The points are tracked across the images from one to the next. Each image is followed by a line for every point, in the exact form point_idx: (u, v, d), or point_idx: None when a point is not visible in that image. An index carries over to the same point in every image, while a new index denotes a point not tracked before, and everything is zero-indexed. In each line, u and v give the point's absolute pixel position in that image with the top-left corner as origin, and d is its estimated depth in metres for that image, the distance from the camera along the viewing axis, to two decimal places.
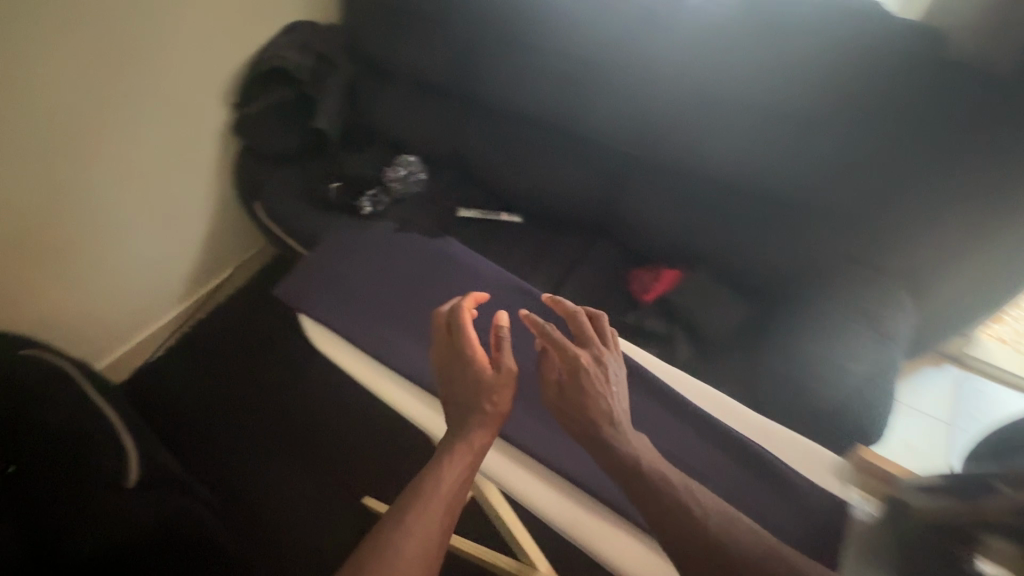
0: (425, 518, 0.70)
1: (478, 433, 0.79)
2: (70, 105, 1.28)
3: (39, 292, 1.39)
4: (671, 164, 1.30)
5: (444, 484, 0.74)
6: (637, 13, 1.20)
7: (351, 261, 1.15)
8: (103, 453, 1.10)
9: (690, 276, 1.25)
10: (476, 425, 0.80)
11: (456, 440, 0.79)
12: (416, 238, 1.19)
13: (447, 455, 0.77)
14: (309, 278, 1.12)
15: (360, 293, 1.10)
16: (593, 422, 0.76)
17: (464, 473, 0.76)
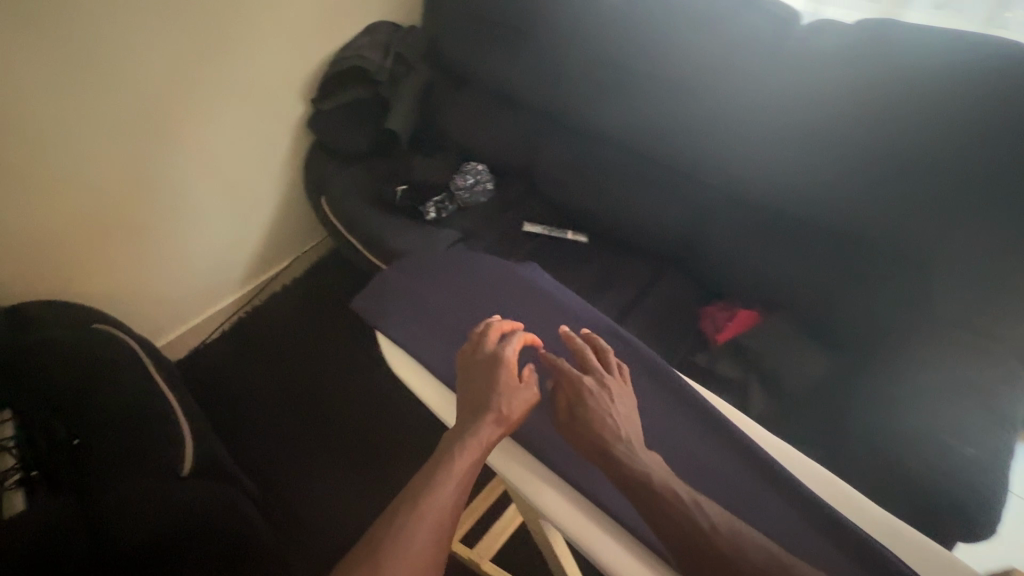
0: (429, 519, 0.70)
1: (485, 433, 0.77)
2: (157, 91, 1.33)
3: (112, 268, 1.44)
4: (758, 197, 1.24)
5: (448, 482, 0.73)
6: (733, 38, 1.16)
7: (425, 280, 1.06)
8: (160, 438, 1.13)
9: (769, 320, 1.18)
10: (485, 424, 0.78)
11: (464, 439, 0.76)
12: (496, 260, 1.08)
13: (453, 454, 0.75)
14: (385, 295, 1.04)
15: (436, 314, 1.01)
16: (603, 438, 0.75)
17: (469, 472, 0.75)
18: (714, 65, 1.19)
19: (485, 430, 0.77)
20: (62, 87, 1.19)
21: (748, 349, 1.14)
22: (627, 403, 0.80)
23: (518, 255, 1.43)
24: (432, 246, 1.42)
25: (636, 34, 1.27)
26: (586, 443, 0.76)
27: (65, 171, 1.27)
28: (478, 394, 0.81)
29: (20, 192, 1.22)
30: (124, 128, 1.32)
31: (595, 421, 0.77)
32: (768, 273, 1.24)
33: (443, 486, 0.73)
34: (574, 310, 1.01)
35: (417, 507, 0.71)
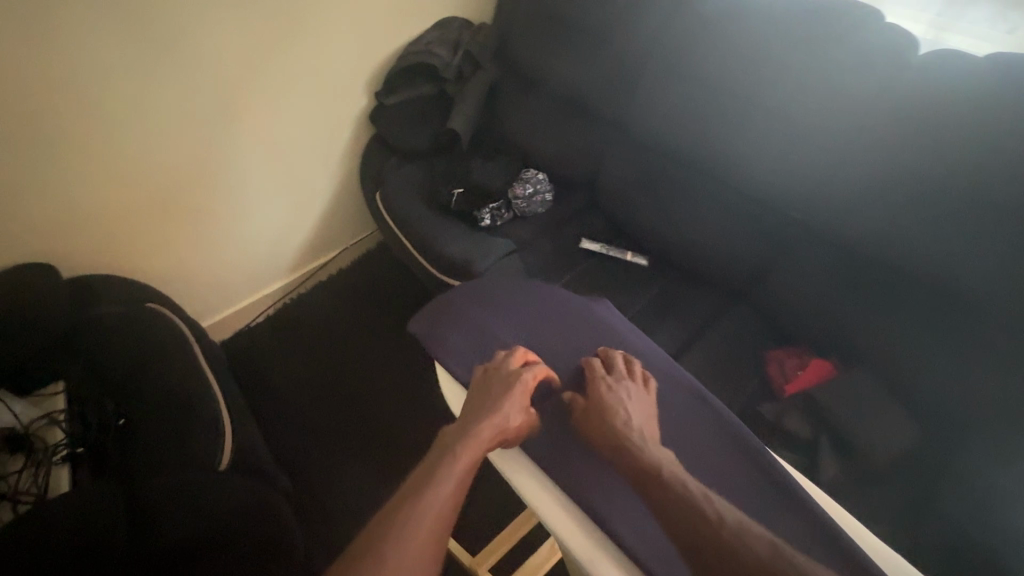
0: (426, 517, 0.67)
1: (486, 430, 0.76)
2: (232, 78, 1.34)
3: (168, 249, 1.46)
4: (847, 239, 1.13)
5: (446, 479, 0.71)
6: (833, 65, 1.07)
7: (492, 307, 0.99)
8: (202, 431, 1.15)
9: (846, 374, 1.09)
10: (488, 423, 0.76)
11: (465, 438, 0.74)
12: (569, 296, 1.03)
13: (452, 449, 0.74)
14: (446, 317, 0.98)
15: (497, 340, 0.94)
16: (614, 429, 0.76)
17: (468, 469, 0.72)
18: (811, 91, 1.10)
19: (486, 426, 0.76)
20: (136, 67, 1.20)
21: (825, 407, 1.04)
22: (641, 405, 0.81)
23: (573, 272, 1.38)
24: (486, 255, 1.38)
25: (725, 52, 1.19)
26: (598, 431, 0.77)
27: (132, 154, 1.28)
28: (485, 397, 0.80)
29: (89, 169, 1.24)
30: (192, 111, 1.32)
31: (606, 415, 0.78)
32: (848, 322, 1.13)
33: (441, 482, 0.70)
34: (650, 359, 0.94)
35: (415, 501, 0.68)
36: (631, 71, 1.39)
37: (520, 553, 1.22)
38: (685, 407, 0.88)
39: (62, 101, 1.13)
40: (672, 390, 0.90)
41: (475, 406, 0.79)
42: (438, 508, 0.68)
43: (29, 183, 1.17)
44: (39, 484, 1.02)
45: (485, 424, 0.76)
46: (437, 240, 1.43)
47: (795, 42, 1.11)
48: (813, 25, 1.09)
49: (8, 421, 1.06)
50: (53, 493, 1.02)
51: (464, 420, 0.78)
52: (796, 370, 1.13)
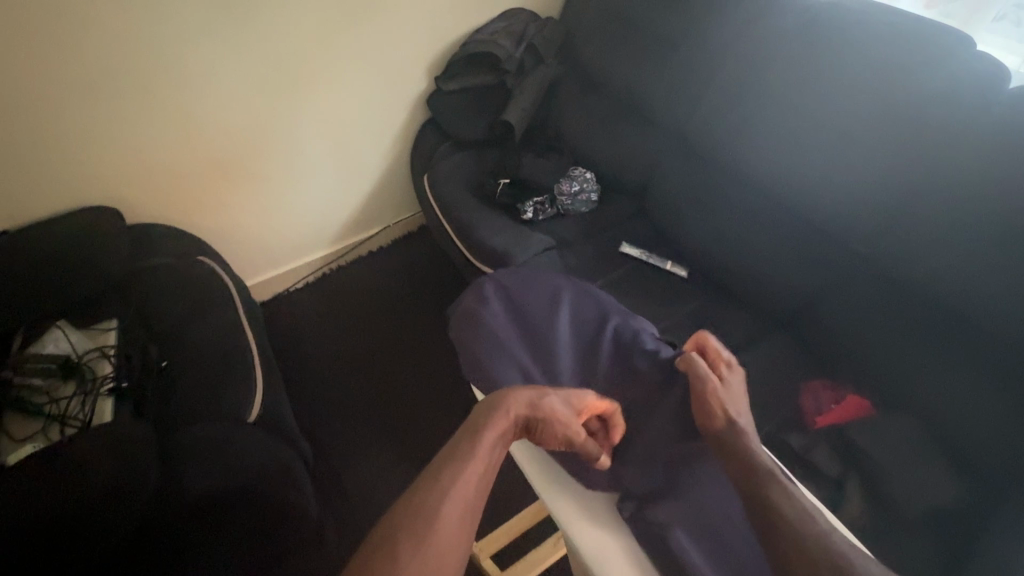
0: (452, 494, 0.61)
1: (527, 408, 0.71)
2: (302, 53, 1.40)
3: (223, 209, 1.53)
4: (906, 276, 1.08)
5: (477, 456, 0.65)
6: (905, 93, 1.03)
7: (525, 308, 0.96)
8: (235, 385, 1.20)
9: (886, 415, 1.04)
10: (534, 407, 0.71)
11: (508, 411, 0.70)
12: (605, 302, 0.99)
13: (493, 412, 0.69)
14: (476, 312, 0.94)
15: (526, 346, 0.92)
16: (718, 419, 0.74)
17: (497, 447, 0.67)
18: (883, 117, 1.06)
19: (526, 403, 0.71)
20: (218, 31, 1.26)
21: (857, 444, 0.99)
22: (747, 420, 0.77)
23: (610, 276, 1.36)
24: (526, 248, 1.38)
25: (795, 69, 1.17)
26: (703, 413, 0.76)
27: (200, 113, 1.35)
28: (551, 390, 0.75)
29: (160, 123, 1.31)
30: (261, 79, 1.38)
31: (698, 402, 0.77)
32: (897, 360, 1.08)
33: (472, 458, 0.64)
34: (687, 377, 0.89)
35: (452, 470, 0.63)
36: (695, 79, 1.37)
37: (521, 548, 1.23)
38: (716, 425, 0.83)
39: (145, 54, 1.21)
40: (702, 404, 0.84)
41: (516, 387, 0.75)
42: (466, 486, 0.62)
43: (106, 131, 1.25)
44: (86, 412, 1.08)
45: (523, 397, 0.71)
46: (479, 228, 1.44)
47: (875, 64, 1.07)
48: (894, 50, 1.05)
49: (65, 350, 1.15)
50: (96, 421, 1.08)
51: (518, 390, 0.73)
52: (831, 404, 1.09)
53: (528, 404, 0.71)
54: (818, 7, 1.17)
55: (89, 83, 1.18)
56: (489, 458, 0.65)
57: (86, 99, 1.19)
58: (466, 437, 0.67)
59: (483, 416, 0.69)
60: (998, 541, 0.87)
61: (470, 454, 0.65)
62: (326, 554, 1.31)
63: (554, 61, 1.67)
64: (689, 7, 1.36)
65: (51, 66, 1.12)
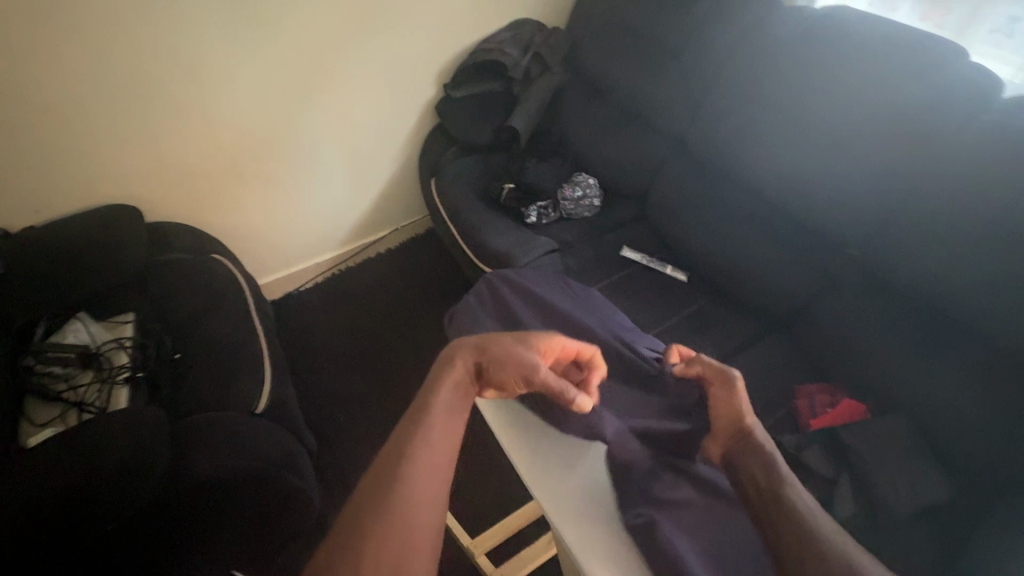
0: (417, 456, 0.59)
1: (474, 351, 0.70)
2: (317, 61, 1.46)
3: (237, 209, 1.59)
4: (902, 281, 1.09)
5: (434, 411, 0.63)
6: (900, 103, 1.06)
7: (522, 305, 0.98)
8: (244, 376, 1.24)
9: (880, 418, 1.05)
10: (485, 352, 0.69)
11: (461, 364, 0.68)
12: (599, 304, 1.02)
13: (448, 368, 0.68)
14: (471, 309, 0.96)
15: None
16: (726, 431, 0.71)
17: (457, 398, 0.66)
18: (878, 126, 1.09)
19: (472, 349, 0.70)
20: (237, 39, 1.32)
21: (849, 446, 1.01)
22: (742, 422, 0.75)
23: (611, 279, 1.39)
24: (528, 250, 1.42)
25: (793, 79, 1.20)
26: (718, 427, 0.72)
27: (219, 117, 1.41)
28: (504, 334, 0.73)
29: (180, 125, 1.37)
30: (278, 85, 1.44)
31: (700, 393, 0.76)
32: (892, 365, 1.10)
33: (429, 416, 0.63)
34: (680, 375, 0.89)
35: (413, 428, 0.61)
36: (697, 87, 1.41)
37: (518, 543, 1.25)
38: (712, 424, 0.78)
39: (169, 59, 1.27)
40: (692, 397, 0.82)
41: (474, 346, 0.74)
42: (427, 446, 0.60)
43: (129, 132, 1.31)
44: (102, 399, 1.13)
45: (472, 344, 0.70)
46: (483, 230, 1.48)
47: (870, 75, 1.09)
48: (888, 61, 1.07)
49: (85, 340, 1.20)
50: (112, 408, 1.12)
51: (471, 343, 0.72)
52: (825, 407, 1.11)
53: (473, 351, 0.70)
54: (815, 20, 1.20)
55: (116, 86, 1.24)
56: (448, 409, 0.64)
57: (112, 102, 1.26)
58: (422, 397, 0.65)
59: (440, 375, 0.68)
60: (989, 543, 0.88)
61: (427, 409, 0.63)
62: None
63: (560, 70, 1.71)
64: (690, 19, 1.40)
65: (81, 69, 1.18)
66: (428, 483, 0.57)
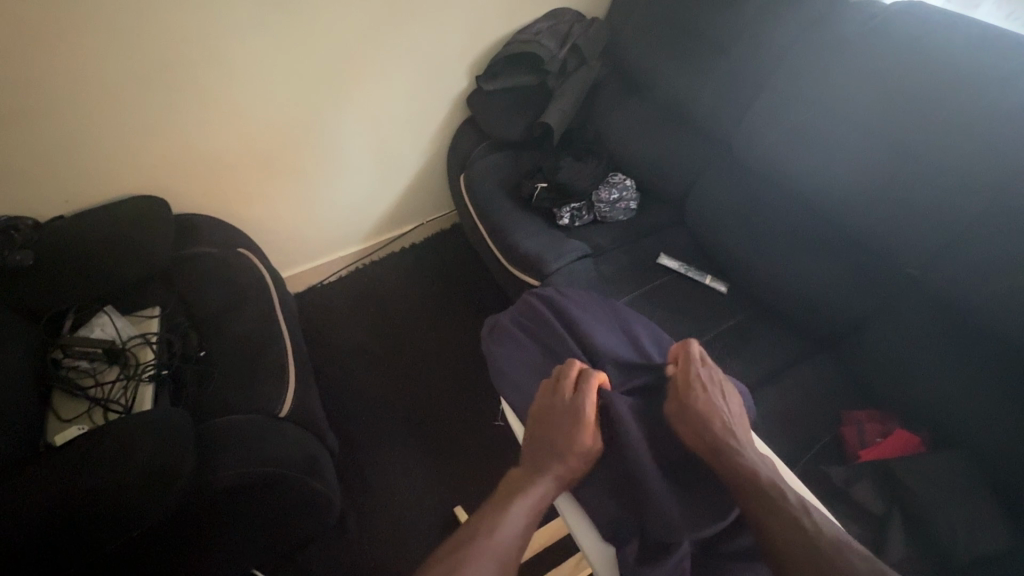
0: (501, 533, 0.66)
1: (580, 453, 0.75)
2: (346, 52, 1.41)
3: (263, 201, 1.56)
4: (967, 311, 1.01)
5: (531, 492, 0.71)
6: (980, 112, 0.95)
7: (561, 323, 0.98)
8: (268, 377, 1.22)
9: (935, 453, 0.98)
10: (573, 456, 0.75)
11: (548, 465, 0.74)
12: (638, 324, 1.01)
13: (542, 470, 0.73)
14: (510, 326, 0.98)
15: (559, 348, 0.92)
16: (706, 429, 0.76)
17: (545, 497, 0.72)
18: (948, 139, 0.99)
19: (579, 449, 0.75)
20: (263, 31, 1.28)
21: (902, 482, 0.95)
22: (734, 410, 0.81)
23: (646, 288, 1.33)
24: (560, 255, 1.36)
25: (856, 81, 1.11)
26: (692, 431, 0.77)
27: (247, 109, 1.38)
28: (562, 418, 0.77)
29: (208, 117, 1.34)
30: (305, 76, 1.39)
31: (702, 417, 0.78)
32: (949, 394, 1.03)
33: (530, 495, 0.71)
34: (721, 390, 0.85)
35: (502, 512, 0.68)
36: (747, 86, 1.32)
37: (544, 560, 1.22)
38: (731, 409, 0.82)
39: (195, 49, 1.23)
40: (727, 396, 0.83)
41: (559, 407, 0.78)
42: (520, 520, 0.68)
43: (159, 125, 1.29)
44: (127, 398, 1.13)
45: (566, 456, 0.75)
46: (513, 232, 1.43)
47: (945, 80, 0.99)
48: (966, 67, 0.96)
49: (111, 335, 1.21)
50: (136, 408, 1.12)
51: (556, 440, 0.76)
52: (875, 438, 1.04)
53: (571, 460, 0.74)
54: (885, 16, 1.09)
55: (145, 79, 1.21)
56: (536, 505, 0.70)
57: (142, 92, 1.23)
58: (519, 485, 0.72)
59: (537, 455, 0.75)
60: None
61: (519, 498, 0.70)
62: (348, 547, 1.33)
63: (598, 62, 1.63)
64: (744, 13, 1.30)
65: (109, 59, 1.15)
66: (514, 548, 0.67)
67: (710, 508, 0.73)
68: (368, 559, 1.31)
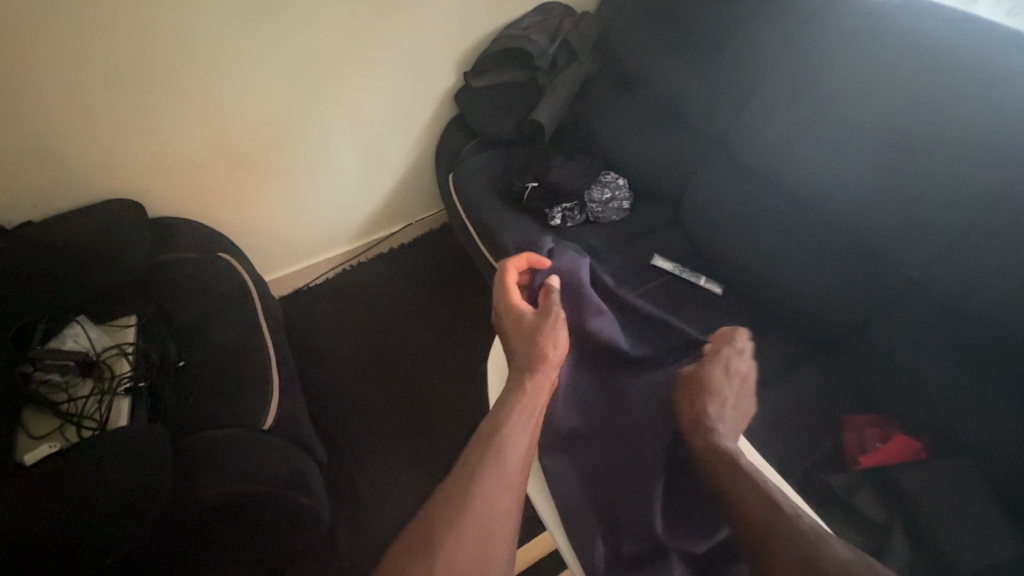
0: (500, 463, 0.70)
1: (549, 341, 0.82)
2: (330, 48, 1.36)
3: (245, 204, 1.51)
4: (965, 314, 1.00)
5: (519, 410, 0.75)
6: (978, 111, 0.93)
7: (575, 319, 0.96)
8: (251, 388, 1.18)
9: (936, 459, 0.97)
10: (545, 364, 0.80)
11: (525, 379, 0.79)
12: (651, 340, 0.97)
13: (523, 384, 0.78)
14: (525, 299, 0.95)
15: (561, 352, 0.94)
16: (705, 403, 0.78)
17: (534, 409, 0.76)
18: (945, 139, 0.97)
19: (551, 341, 0.82)
20: (242, 26, 1.23)
21: (899, 486, 0.95)
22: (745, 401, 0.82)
23: (641, 290, 1.31)
24: (552, 257, 1.33)
25: (851, 79, 1.09)
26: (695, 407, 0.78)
27: (224, 107, 1.32)
28: (525, 336, 0.84)
29: (184, 117, 1.28)
30: (286, 74, 1.35)
31: (706, 393, 0.79)
32: (948, 393, 1.02)
33: (519, 414, 0.75)
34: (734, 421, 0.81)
35: (496, 440, 0.71)
36: (740, 82, 1.29)
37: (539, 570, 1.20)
38: (745, 403, 0.82)
39: (170, 46, 1.18)
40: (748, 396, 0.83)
41: (517, 326, 0.87)
42: (518, 441, 0.72)
43: (134, 125, 1.24)
44: (102, 414, 1.08)
45: (541, 362, 0.80)
46: (504, 234, 1.39)
47: (943, 78, 0.97)
48: (968, 64, 0.94)
49: (84, 346, 1.15)
50: (111, 424, 1.07)
51: (523, 352, 0.83)
52: (875, 441, 1.03)
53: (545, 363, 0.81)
54: (882, 11, 1.06)
55: (116, 77, 1.16)
56: (528, 422, 0.75)
57: (114, 91, 1.17)
58: (507, 409, 0.75)
59: (517, 368, 0.81)
60: None
61: (508, 424, 0.73)
62: (338, 560, 1.29)
63: (589, 58, 1.59)
64: (738, 8, 1.27)
65: (77, 57, 1.10)
66: (520, 464, 0.71)
67: (693, 526, 0.77)
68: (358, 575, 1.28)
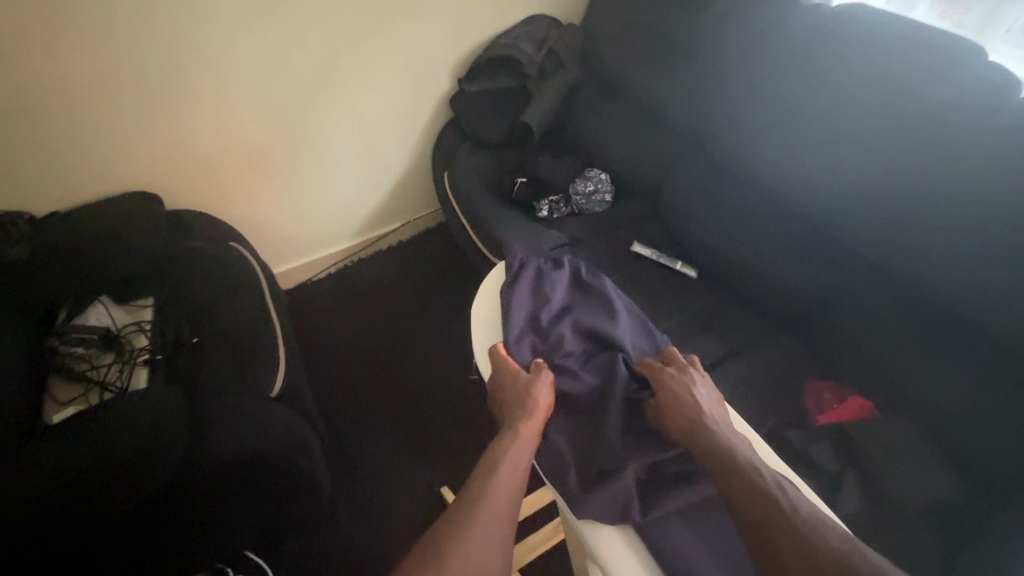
0: (491, 500, 0.76)
1: (536, 392, 0.91)
2: (334, 57, 1.49)
3: (253, 200, 1.62)
4: (910, 286, 1.11)
5: (508, 457, 0.82)
6: (911, 104, 1.04)
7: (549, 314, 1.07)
8: (259, 362, 1.27)
9: (885, 418, 1.07)
10: (532, 415, 0.88)
11: (513, 429, 0.87)
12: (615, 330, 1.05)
13: (511, 434, 0.86)
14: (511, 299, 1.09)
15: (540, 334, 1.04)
16: (684, 409, 0.85)
17: (522, 455, 0.84)
18: (884, 130, 1.08)
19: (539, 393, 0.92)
20: (253, 36, 1.35)
21: (853, 440, 1.04)
22: (708, 393, 0.90)
23: (621, 274, 1.41)
24: (539, 244, 1.44)
25: (805, 79, 1.20)
26: (671, 412, 0.86)
27: (237, 112, 1.44)
28: (516, 390, 0.92)
29: (199, 120, 1.40)
30: (292, 80, 1.47)
31: (677, 400, 0.87)
32: (898, 359, 1.11)
33: (507, 460, 0.82)
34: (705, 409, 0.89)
35: (487, 482, 0.79)
36: (708, 85, 1.41)
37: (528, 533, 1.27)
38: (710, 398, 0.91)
39: (189, 56, 1.30)
40: (713, 395, 0.91)
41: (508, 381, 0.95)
42: (507, 482, 0.79)
43: (154, 126, 1.36)
44: (123, 379, 1.19)
45: (530, 414, 0.88)
46: (495, 224, 1.50)
47: (881, 76, 1.08)
48: (905, 60, 1.05)
49: (106, 322, 1.27)
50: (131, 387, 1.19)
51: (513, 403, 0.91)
52: (834, 404, 1.12)
53: (531, 414, 0.88)
54: (831, 16, 1.18)
55: (140, 82, 1.28)
56: (517, 463, 0.82)
57: (137, 96, 1.30)
58: (497, 457, 0.83)
59: (507, 421, 0.89)
60: (992, 538, 0.90)
61: (498, 468, 0.81)
62: (338, 529, 1.37)
63: (575, 65, 1.72)
64: (705, 18, 1.40)
65: (106, 65, 1.22)
66: (510, 503, 0.78)
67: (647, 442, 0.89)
68: (357, 542, 1.36)
